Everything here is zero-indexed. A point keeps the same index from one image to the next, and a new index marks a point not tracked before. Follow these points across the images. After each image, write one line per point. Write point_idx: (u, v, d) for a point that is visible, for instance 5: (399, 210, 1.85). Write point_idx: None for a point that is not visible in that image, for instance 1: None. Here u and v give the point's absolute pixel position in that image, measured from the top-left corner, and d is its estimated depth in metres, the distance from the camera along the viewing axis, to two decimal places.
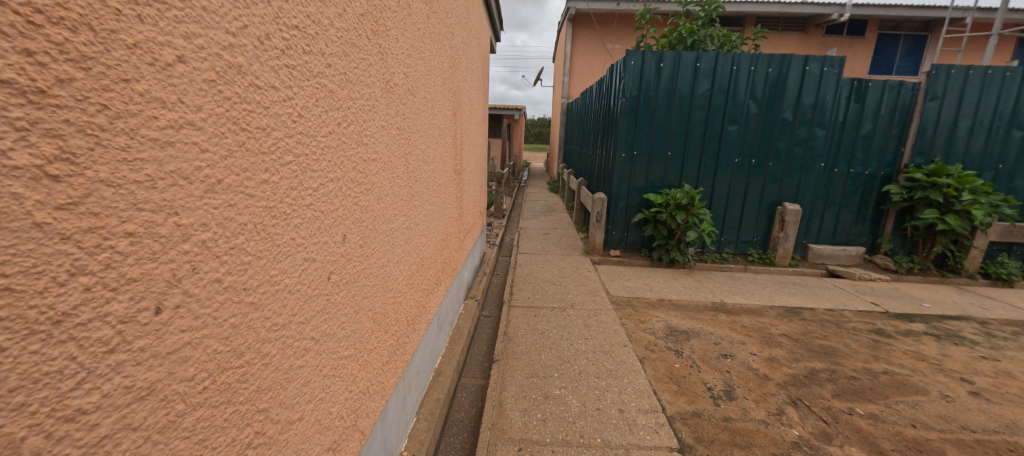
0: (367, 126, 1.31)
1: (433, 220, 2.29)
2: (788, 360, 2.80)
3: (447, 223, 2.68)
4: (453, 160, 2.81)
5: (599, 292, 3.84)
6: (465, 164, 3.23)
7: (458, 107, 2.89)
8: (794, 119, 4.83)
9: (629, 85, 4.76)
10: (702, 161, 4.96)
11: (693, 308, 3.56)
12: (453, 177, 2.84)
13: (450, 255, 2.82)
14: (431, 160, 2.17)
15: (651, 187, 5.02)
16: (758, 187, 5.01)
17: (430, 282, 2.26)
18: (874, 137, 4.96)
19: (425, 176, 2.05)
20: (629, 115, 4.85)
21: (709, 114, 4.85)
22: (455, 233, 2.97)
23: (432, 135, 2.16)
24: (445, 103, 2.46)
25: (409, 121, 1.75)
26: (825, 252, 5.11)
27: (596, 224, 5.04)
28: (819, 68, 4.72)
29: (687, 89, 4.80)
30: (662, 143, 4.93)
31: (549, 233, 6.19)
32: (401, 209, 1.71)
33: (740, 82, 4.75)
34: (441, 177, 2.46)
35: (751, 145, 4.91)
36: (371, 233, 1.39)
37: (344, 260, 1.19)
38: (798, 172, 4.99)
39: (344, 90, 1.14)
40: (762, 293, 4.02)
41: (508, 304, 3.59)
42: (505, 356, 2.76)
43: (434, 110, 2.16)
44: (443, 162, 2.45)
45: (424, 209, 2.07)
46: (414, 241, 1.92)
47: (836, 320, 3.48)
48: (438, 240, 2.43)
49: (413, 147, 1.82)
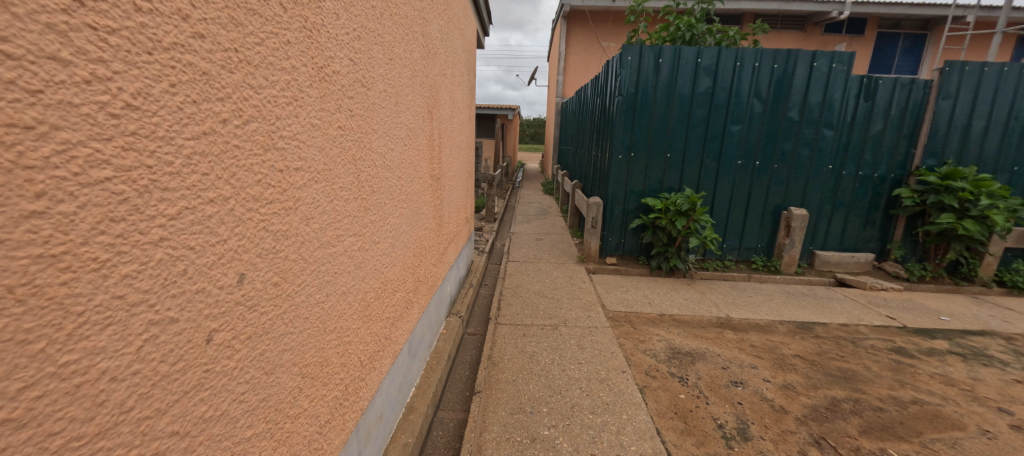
0: (286, 123, 0.99)
1: (401, 235, 1.96)
2: (806, 388, 2.50)
3: (422, 236, 2.35)
4: (430, 164, 2.48)
5: (594, 307, 3.52)
6: (445, 169, 2.90)
7: (436, 105, 2.56)
8: (801, 118, 4.54)
9: (625, 82, 4.45)
10: (703, 163, 4.66)
11: (697, 325, 3.26)
12: (430, 184, 2.51)
13: (427, 272, 2.49)
14: (397, 166, 1.84)
15: (649, 191, 4.72)
16: (763, 190, 4.73)
17: (397, 308, 1.93)
18: (883, 137, 4.70)
19: (387, 185, 1.72)
20: (625, 115, 4.54)
21: (710, 113, 4.55)
22: (433, 245, 2.65)
23: (397, 136, 1.83)
24: (417, 99, 2.13)
25: (360, 118, 1.43)
26: (832, 259, 4.85)
27: (591, 230, 4.73)
28: (827, 64, 4.43)
29: (687, 86, 4.51)
30: (661, 144, 4.63)
31: (542, 239, 5.87)
32: (350, 226, 1.38)
33: (744, 79, 4.45)
34: (413, 185, 2.13)
35: (755, 146, 4.62)
36: (296, 263, 1.05)
37: (241, 308, 0.86)
38: (805, 174, 4.71)
39: (235, 74, 0.82)
40: (770, 306, 3.73)
41: (494, 321, 3.26)
42: (487, 386, 2.43)
43: (398, 107, 1.83)
44: (414, 167, 2.13)
45: (386, 224, 1.74)
46: (371, 263, 1.59)
47: (852, 337, 3.20)
48: (409, 257, 2.10)
49: (367, 150, 1.49)
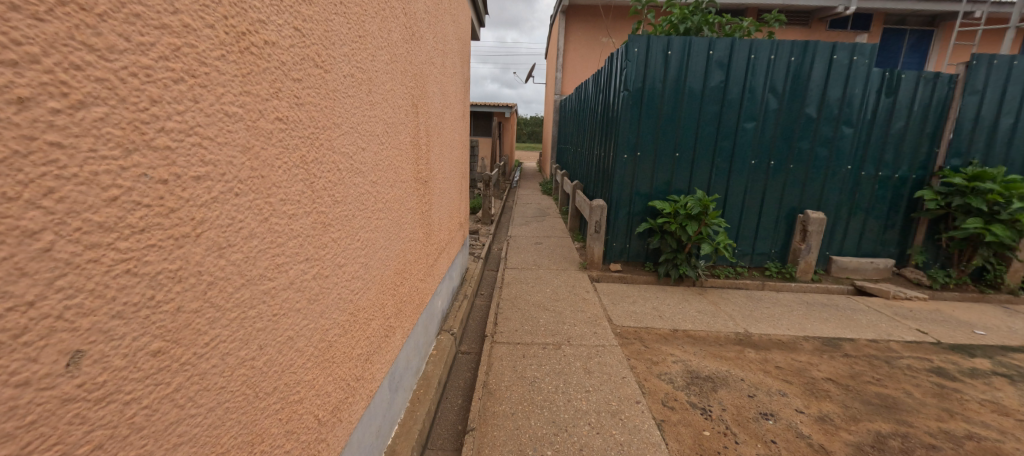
0: (172, 109, 0.66)
1: (377, 253, 1.62)
2: (845, 420, 2.20)
3: (406, 250, 2.02)
4: (415, 165, 2.13)
5: (600, 321, 3.21)
6: (434, 172, 2.55)
7: (423, 98, 2.22)
8: (819, 115, 4.25)
9: (631, 76, 4.13)
10: (714, 163, 4.36)
11: (715, 343, 2.95)
12: (415, 189, 2.16)
13: (412, 290, 2.16)
14: (368, 169, 1.49)
15: (656, 193, 4.41)
16: (777, 192, 4.43)
17: (373, 340, 1.60)
18: (905, 136, 4.42)
19: (354, 194, 1.37)
20: (631, 112, 4.23)
21: (722, 110, 4.24)
22: (420, 258, 2.31)
23: (369, 133, 1.48)
24: (398, 89, 1.80)
25: (315, 108, 1.09)
26: (850, 265, 4.56)
27: (595, 235, 4.41)
28: (848, 57, 4.14)
29: (698, 81, 4.19)
30: (670, 142, 4.32)
31: (541, 243, 5.56)
32: (301, 250, 1.04)
33: (758, 72, 4.15)
34: (393, 192, 1.79)
35: (769, 145, 4.31)
36: (201, 314, 0.73)
37: (79, 406, 0.54)
38: (822, 175, 4.41)
39: (47, 23, 0.48)
40: (790, 319, 3.44)
41: (490, 339, 2.94)
42: (482, 421, 2.11)
43: (372, 96, 1.50)
44: (394, 170, 1.79)
45: (355, 241, 1.40)
46: (334, 293, 1.25)
47: (885, 356, 2.91)
48: (388, 276, 1.77)
49: (326, 150, 1.16)
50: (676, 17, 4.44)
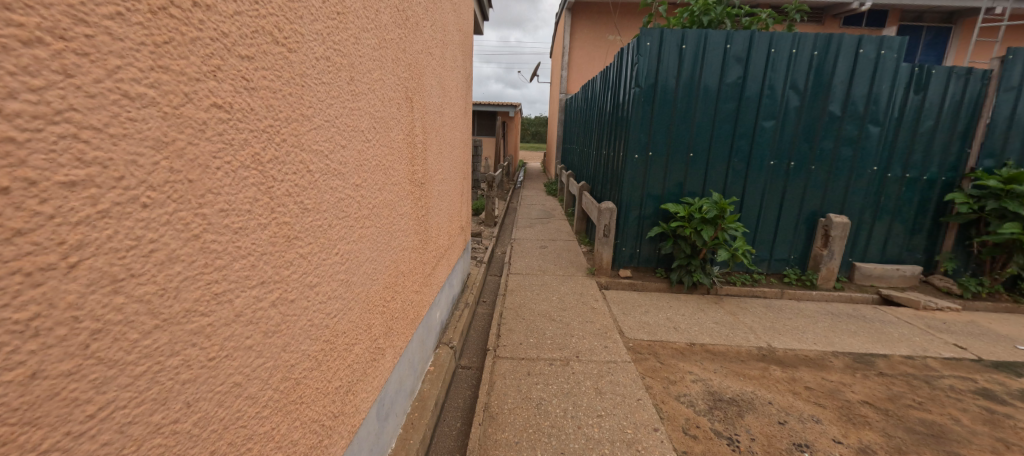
0: (17, 83, 0.44)
1: (362, 266, 1.41)
2: (889, 452, 1.96)
3: (398, 261, 1.81)
4: (409, 165, 1.90)
5: (611, 333, 2.98)
6: (431, 173, 2.33)
7: (419, 92, 2.00)
8: (843, 113, 3.99)
9: (643, 72, 3.90)
10: (731, 163, 4.11)
11: (737, 359, 2.72)
12: (409, 193, 1.92)
13: (406, 304, 1.95)
14: (350, 169, 1.27)
15: (669, 196, 4.17)
16: (797, 195, 4.18)
17: (357, 367, 1.39)
18: (934, 136, 4.16)
19: (330, 199, 1.15)
20: (643, 109, 4.00)
21: (740, 108, 4.00)
22: (416, 267, 2.09)
23: (350, 129, 1.26)
24: (389, 79, 1.58)
25: (273, 95, 0.88)
26: (874, 272, 4.30)
27: (603, 240, 4.17)
28: (875, 51, 3.88)
29: (714, 77, 3.95)
30: (683, 142, 4.09)
31: (547, 247, 5.33)
32: (254, 272, 0.83)
33: (779, 68, 3.90)
34: (381, 196, 1.56)
35: (790, 145, 4.06)
36: (81, 376, 0.52)
37: None
38: (846, 177, 4.15)
39: None
40: (815, 332, 3.19)
41: (492, 354, 2.72)
42: (483, 452, 1.89)
43: (355, 85, 1.28)
44: (383, 171, 1.56)
45: (333, 255, 1.19)
46: (304, 320, 1.04)
47: (924, 376, 2.66)
48: (377, 291, 1.56)
49: (290, 148, 0.95)
50: (696, 8, 4.17)
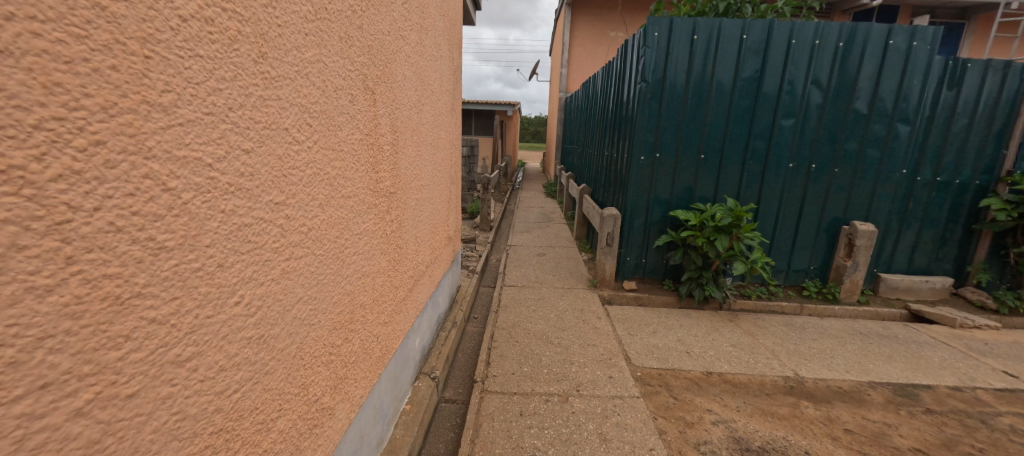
0: None
1: (291, 310, 1.05)
2: None
3: (355, 292, 1.45)
4: (372, 172, 1.55)
5: (616, 360, 2.62)
6: (405, 178, 1.96)
7: (385, 82, 1.64)
8: (870, 110, 3.64)
9: (650, 65, 3.54)
10: (746, 166, 3.75)
11: (762, 393, 2.36)
12: (371, 206, 1.56)
13: (368, 341, 1.59)
14: (263, 181, 0.91)
15: (677, 201, 3.82)
16: (818, 200, 3.82)
17: (282, 447, 1.03)
18: (968, 135, 3.80)
19: (220, 228, 0.79)
20: (650, 106, 3.63)
21: (756, 105, 3.64)
22: (384, 293, 1.74)
23: (262, 125, 0.90)
24: (336, 62, 1.22)
25: (62, 66, 0.52)
26: (900, 285, 3.95)
27: (606, 249, 3.81)
28: (906, 42, 3.53)
29: (728, 71, 3.59)
30: (693, 142, 3.73)
31: (545, 255, 4.97)
32: (16, 377, 0.48)
33: (800, 61, 3.54)
34: (325, 213, 1.20)
35: (810, 146, 3.71)
36: None
37: None
38: (871, 180, 3.80)
39: None
40: (846, 356, 2.84)
41: (480, 386, 2.36)
42: None
43: (271, 66, 0.92)
44: (327, 181, 1.20)
45: (232, 307, 0.84)
46: (166, 415, 0.69)
47: (979, 413, 2.30)
48: (319, 339, 1.20)
49: (119, 156, 0.59)
50: None
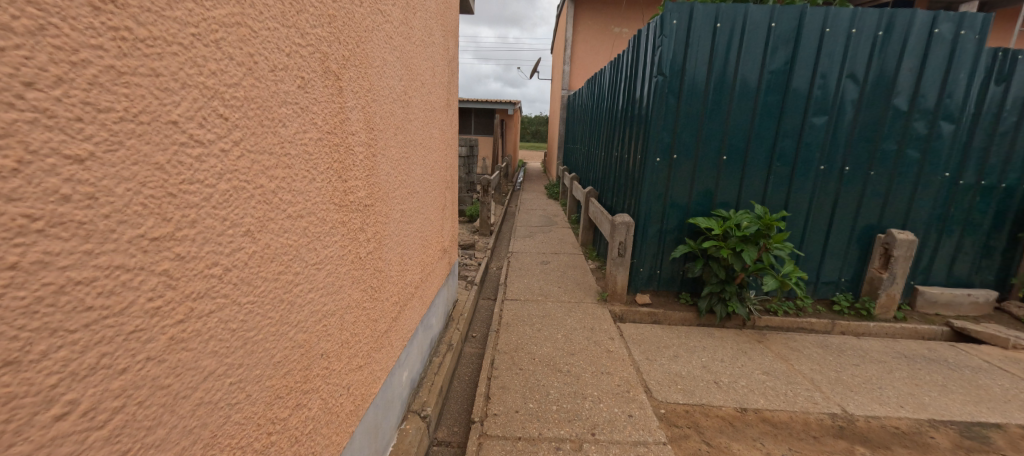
0: None
1: (192, 394, 0.70)
2: None
3: (312, 341, 1.09)
4: (337, 180, 1.19)
5: (635, 393, 2.27)
6: (386, 186, 1.61)
7: (357, 66, 1.29)
8: (911, 107, 3.29)
9: (667, 57, 3.19)
10: (772, 169, 3.40)
11: (810, 437, 2.02)
12: (336, 226, 1.20)
13: (334, 398, 1.24)
14: (121, 207, 0.56)
15: (696, 207, 3.47)
16: (852, 206, 3.47)
17: None
18: (1017, 134, 3.45)
19: (7, 299, 0.43)
20: (667, 102, 3.28)
21: (785, 100, 3.29)
22: (358, 331, 1.39)
23: (112, 116, 0.54)
24: (274, 34, 0.87)
25: None
26: (940, 299, 3.59)
27: (617, 260, 3.46)
28: (952, 31, 3.18)
29: (755, 63, 3.24)
30: (714, 142, 3.38)
31: (549, 263, 4.62)
32: None
33: (834, 52, 3.19)
34: (257, 243, 0.85)
35: (844, 146, 3.36)
36: None
37: None
38: (910, 184, 3.44)
39: None
40: (896, 387, 2.49)
41: (477, 428, 2.02)
42: None
43: (132, 21, 0.57)
44: (260, 197, 0.85)
45: (47, 428, 0.49)
46: None
47: None
48: (249, 420, 0.85)
49: None
50: None
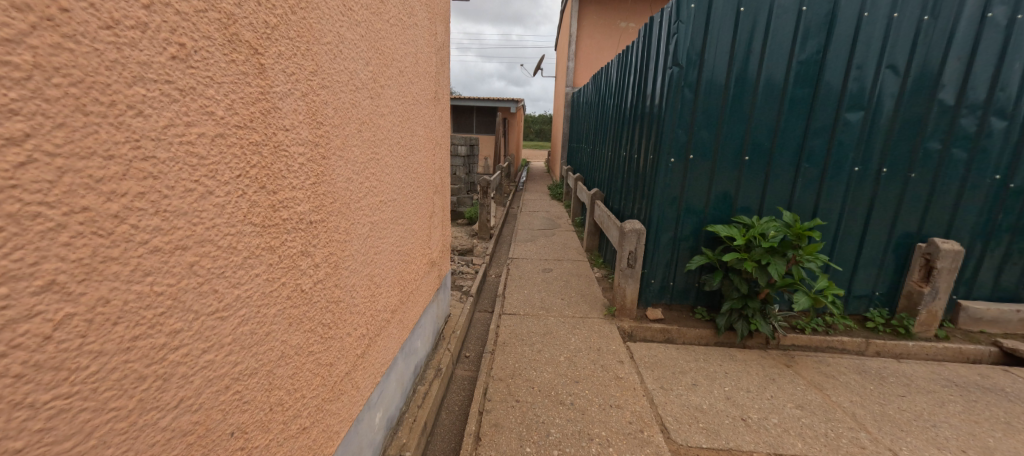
0: None
1: None
2: None
3: (213, 420, 0.78)
4: (258, 191, 0.87)
5: (650, 434, 1.95)
6: (344, 196, 1.28)
7: (293, 39, 0.96)
8: (958, 102, 2.92)
9: (684, 45, 2.85)
10: (801, 170, 3.05)
11: None
12: (257, 254, 0.88)
13: None
14: None
15: (714, 213, 3.13)
16: (888, 212, 3.12)
17: None
18: None
19: None
20: (683, 97, 2.95)
21: (816, 94, 2.93)
22: (298, 385, 1.07)
23: None
24: None
25: None
26: (987, 316, 3.22)
27: (626, 271, 3.12)
28: (1008, 15, 2.81)
29: (783, 52, 2.89)
30: (735, 141, 3.04)
31: (551, 271, 4.29)
32: None
33: (873, 40, 2.83)
34: (73, 301, 0.53)
35: (880, 145, 3.01)
36: None
37: None
38: (956, 188, 3.07)
39: None
40: (954, 426, 2.13)
41: None
42: None
43: None
44: (79, 227, 0.53)
45: None
46: None
47: None
48: None
49: None
50: None
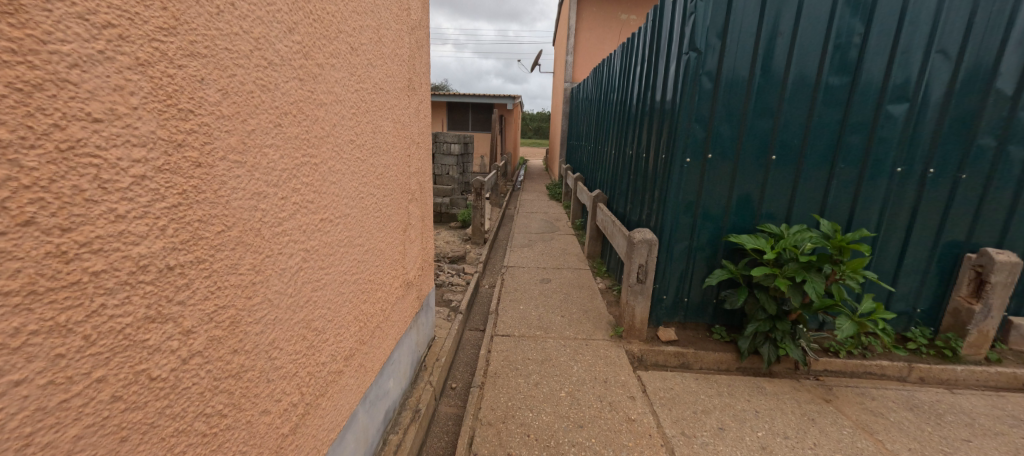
0: None
1: None
2: None
3: None
4: (14, 231, 0.46)
5: None
6: (250, 221, 0.88)
7: None
8: (1017, 92, 2.53)
9: (702, 26, 2.46)
10: (835, 171, 2.66)
11: None
12: (21, 344, 0.48)
13: None
14: None
15: (734, 220, 2.75)
16: (933, 218, 2.74)
17: None
18: None
19: None
20: (701, 87, 2.55)
21: (854, 83, 2.54)
22: None
23: None
24: None
25: None
26: None
27: (636, 287, 2.72)
28: None
29: (818, 34, 2.48)
30: (760, 137, 2.64)
31: (550, 282, 3.89)
32: None
33: (921, 20, 2.44)
34: None
35: (925, 142, 2.63)
36: None
37: None
38: (1013, 190, 2.68)
39: None
40: None
41: None
42: None
43: None
44: None
45: None
46: None
47: None
48: None
49: None
50: None
